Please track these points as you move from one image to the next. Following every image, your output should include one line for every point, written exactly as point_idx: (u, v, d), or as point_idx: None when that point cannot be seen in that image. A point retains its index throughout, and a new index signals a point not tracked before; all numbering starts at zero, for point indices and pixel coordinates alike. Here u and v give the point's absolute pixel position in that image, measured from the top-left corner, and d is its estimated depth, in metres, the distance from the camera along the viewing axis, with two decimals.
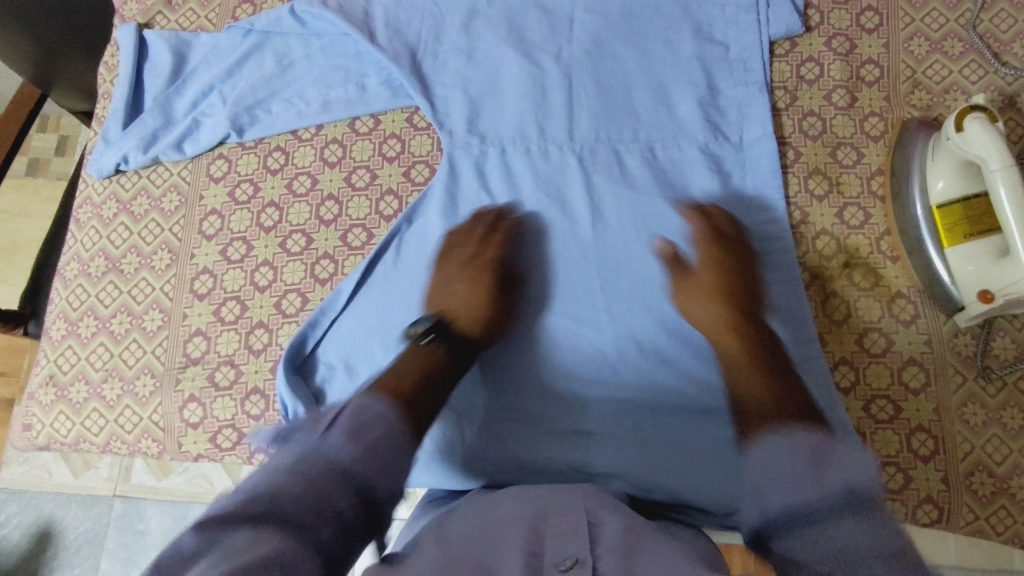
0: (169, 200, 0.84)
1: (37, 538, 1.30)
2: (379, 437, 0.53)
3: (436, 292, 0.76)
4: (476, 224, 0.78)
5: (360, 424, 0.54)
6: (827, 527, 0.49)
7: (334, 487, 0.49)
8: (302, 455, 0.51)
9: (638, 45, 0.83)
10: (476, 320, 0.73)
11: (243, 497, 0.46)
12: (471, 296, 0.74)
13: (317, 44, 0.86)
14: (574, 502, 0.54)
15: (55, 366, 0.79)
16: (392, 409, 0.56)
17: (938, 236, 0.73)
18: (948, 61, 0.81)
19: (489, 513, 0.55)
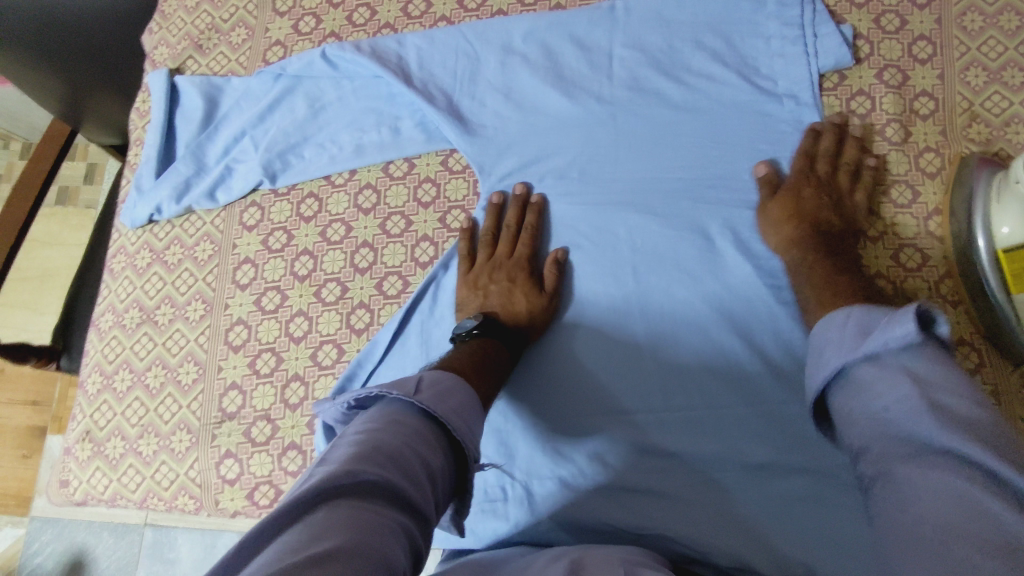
0: (203, 249, 0.82)
1: (69, 567, 1.31)
2: (461, 401, 0.52)
3: (469, 289, 0.76)
4: (494, 216, 0.78)
5: (442, 390, 0.52)
6: (867, 382, 0.54)
7: (423, 446, 0.47)
8: (389, 414, 0.48)
9: (679, 81, 0.80)
10: (514, 311, 0.74)
11: (331, 468, 0.42)
12: (503, 290, 0.74)
13: (349, 86, 0.85)
14: (609, 563, 0.54)
15: (91, 421, 0.79)
16: (455, 381, 0.54)
17: (1005, 282, 0.69)
18: (1008, 92, 0.77)
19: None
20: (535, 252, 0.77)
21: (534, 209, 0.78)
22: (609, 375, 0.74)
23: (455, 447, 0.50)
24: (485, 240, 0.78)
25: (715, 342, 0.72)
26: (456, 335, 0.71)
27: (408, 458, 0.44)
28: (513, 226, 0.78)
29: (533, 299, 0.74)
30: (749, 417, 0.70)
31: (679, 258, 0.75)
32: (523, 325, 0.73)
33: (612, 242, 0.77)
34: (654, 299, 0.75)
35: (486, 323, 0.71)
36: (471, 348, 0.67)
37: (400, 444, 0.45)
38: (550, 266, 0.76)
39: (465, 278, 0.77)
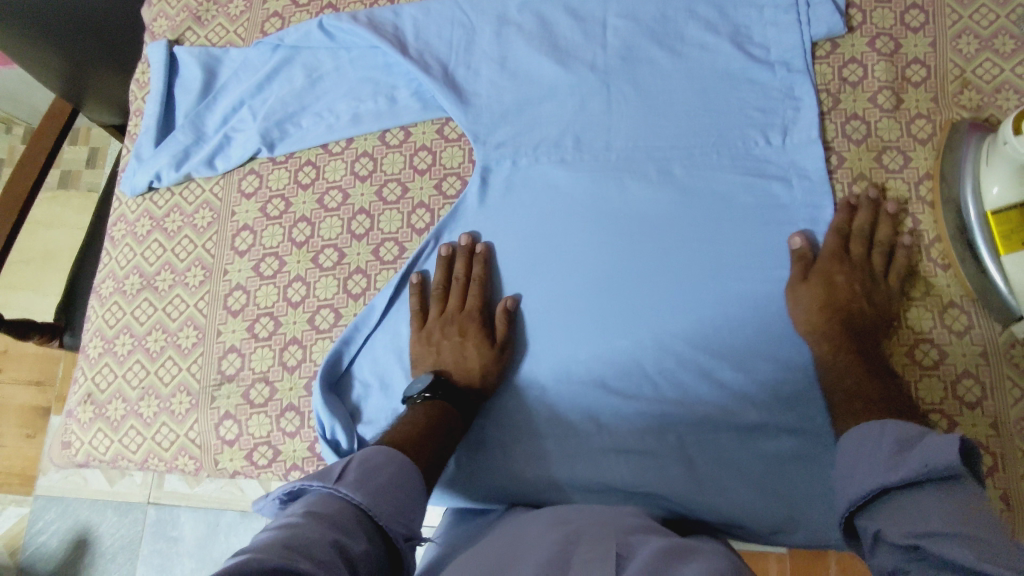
0: (202, 216, 0.84)
1: (74, 545, 1.33)
2: (387, 480, 0.56)
3: (422, 348, 0.75)
4: (445, 271, 0.77)
5: (369, 469, 0.56)
6: (913, 505, 0.51)
7: (348, 530, 0.50)
8: (317, 499, 0.52)
9: (673, 50, 0.81)
10: (468, 369, 0.73)
11: (261, 543, 0.45)
12: (456, 349, 0.74)
13: (346, 57, 0.85)
14: (605, 537, 0.54)
15: (93, 384, 0.80)
16: (387, 458, 0.58)
17: (994, 243, 0.70)
18: (999, 59, 0.78)
19: (515, 553, 0.55)
20: (487, 301, 0.77)
21: (480, 259, 0.77)
22: (602, 340, 0.74)
23: (380, 530, 0.53)
24: (437, 293, 0.77)
25: (708, 305, 0.73)
26: (410, 396, 0.71)
27: (319, 542, 0.46)
28: (462, 278, 0.77)
29: (485, 351, 0.73)
30: (739, 378, 0.71)
31: (673, 226, 0.76)
32: (481, 379, 0.73)
33: (606, 209, 0.78)
34: (647, 263, 0.75)
35: (437, 384, 0.71)
36: (418, 416, 0.68)
37: (314, 531, 0.47)
38: (501, 316, 0.75)
39: (417, 334, 0.76)
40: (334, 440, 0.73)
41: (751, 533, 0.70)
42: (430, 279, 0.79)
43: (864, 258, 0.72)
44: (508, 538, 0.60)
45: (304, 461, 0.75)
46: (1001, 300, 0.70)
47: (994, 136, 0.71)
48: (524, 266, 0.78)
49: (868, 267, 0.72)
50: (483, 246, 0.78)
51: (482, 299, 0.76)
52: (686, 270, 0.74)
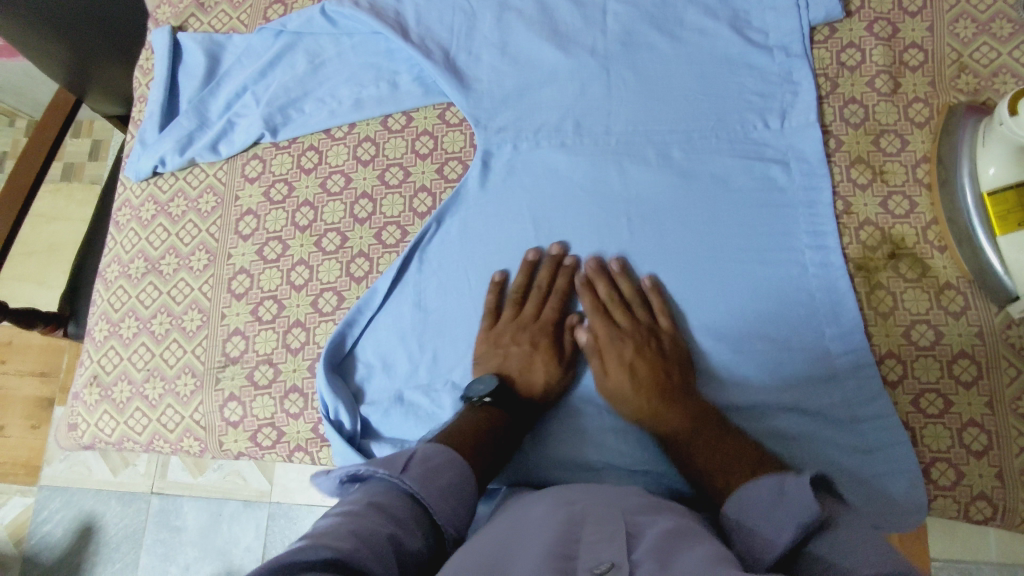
0: (206, 201, 0.84)
1: (78, 534, 1.34)
2: (449, 482, 0.55)
3: (489, 347, 0.74)
4: (526, 279, 0.76)
5: (433, 467, 0.55)
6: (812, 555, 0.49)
7: (406, 529, 0.49)
8: (379, 491, 0.51)
9: (672, 35, 0.82)
10: (529, 380, 0.71)
11: (323, 532, 0.45)
12: (525, 356, 0.72)
13: (348, 43, 0.86)
14: (612, 515, 0.54)
15: (99, 366, 0.81)
16: (454, 459, 0.57)
17: (990, 225, 0.70)
18: (996, 44, 0.78)
19: (517, 527, 0.55)
20: (562, 315, 0.76)
21: (567, 273, 0.76)
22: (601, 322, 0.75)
23: (434, 528, 0.52)
24: (513, 297, 0.76)
25: (706, 287, 0.74)
26: (470, 396, 0.69)
27: (376, 536, 0.46)
28: (546, 288, 0.76)
29: (553, 369, 0.72)
30: (737, 359, 0.72)
31: (671, 209, 0.77)
32: (539, 394, 0.72)
33: (606, 192, 0.78)
34: (646, 246, 0.76)
35: (498, 390, 0.69)
36: (478, 419, 0.65)
37: (375, 524, 0.47)
38: (570, 334, 0.75)
39: (486, 334, 0.75)
40: (338, 421, 0.74)
41: None
42: (510, 281, 0.78)
43: (633, 323, 0.73)
44: (510, 516, 0.59)
45: (308, 442, 0.76)
46: (996, 281, 0.71)
47: (990, 117, 0.72)
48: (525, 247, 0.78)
49: (642, 328, 0.73)
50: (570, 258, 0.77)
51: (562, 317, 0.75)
52: (686, 253, 0.75)
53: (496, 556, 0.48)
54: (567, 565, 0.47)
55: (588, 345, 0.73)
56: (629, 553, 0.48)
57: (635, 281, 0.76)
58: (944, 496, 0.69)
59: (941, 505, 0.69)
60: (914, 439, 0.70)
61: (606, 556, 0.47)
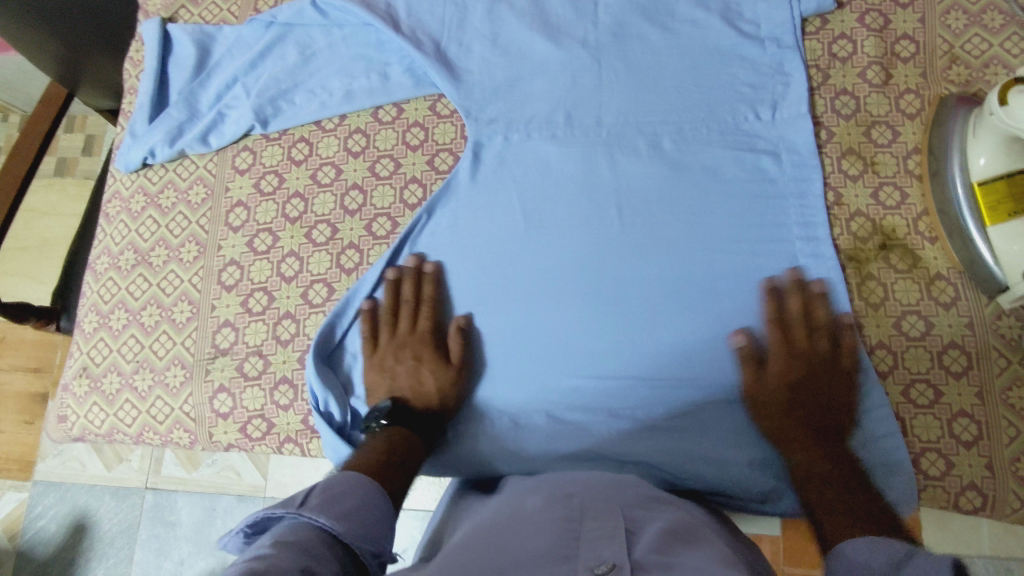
0: (196, 192, 0.84)
1: (72, 530, 1.34)
2: (353, 504, 0.54)
3: (380, 373, 0.74)
4: (397, 295, 0.76)
5: (333, 496, 0.54)
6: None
7: (320, 556, 0.48)
8: (284, 529, 0.50)
9: (664, 26, 0.81)
10: (427, 394, 0.72)
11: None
12: (414, 372, 0.73)
13: (339, 34, 0.86)
14: (610, 509, 0.54)
15: (88, 358, 0.81)
16: (354, 481, 0.57)
17: (979, 214, 0.70)
18: (987, 35, 0.78)
19: (515, 523, 0.54)
20: (437, 322, 0.76)
21: (429, 280, 0.76)
22: (590, 314, 0.74)
23: (349, 553, 0.51)
24: (386, 319, 0.76)
25: (697, 277, 0.74)
26: (367, 423, 0.69)
27: (289, 571, 0.44)
28: (413, 301, 0.76)
29: (442, 375, 0.73)
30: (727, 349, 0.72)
31: (661, 200, 0.77)
32: (440, 403, 0.72)
33: (597, 184, 0.78)
34: (637, 237, 0.76)
35: (394, 410, 0.70)
36: (377, 443, 0.66)
37: (287, 560, 0.45)
38: (455, 335, 0.74)
39: (370, 359, 0.75)
40: (328, 412, 0.74)
41: (736, 500, 0.71)
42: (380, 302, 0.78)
43: (809, 347, 0.69)
44: (507, 510, 0.58)
45: (298, 433, 0.75)
46: (986, 270, 0.70)
47: (980, 108, 0.72)
48: (516, 238, 0.78)
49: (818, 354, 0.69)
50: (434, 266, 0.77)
51: (437, 323, 0.76)
52: (677, 245, 0.75)
53: (496, 559, 0.47)
54: (567, 567, 0.46)
55: (576, 341, 0.74)
56: (630, 551, 0.47)
57: (646, 289, 0.74)
58: (934, 486, 0.69)
59: (931, 495, 0.69)
60: (904, 429, 0.70)
61: (607, 555, 0.46)
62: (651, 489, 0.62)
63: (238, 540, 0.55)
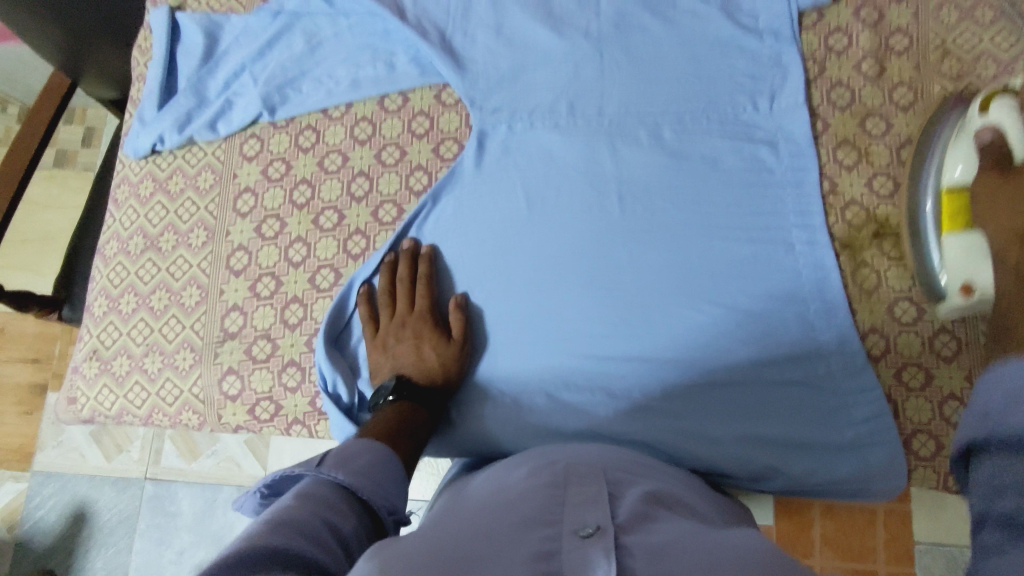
0: (204, 179, 0.85)
1: (73, 519, 1.35)
2: (368, 462, 0.56)
3: (383, 356, 0.75)
4: (393, 279, 0.78)
5: (348, 455, 0.56)
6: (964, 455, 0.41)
7: (336, 508, 0.50)
8: (302, 484, 0.52)
9: (664, 18, 0.83)
10: (431, 371, 0.73)
11: (253, 524, 0.45)
12: (416, 351, 0.74)
13: (345, 24, 0.87)
14: (592, 475, 0.56)
15: (98, 341, 0.82)
16: (367, 444, 0.59)
17: (940, 224, 0.70)
18: (979, 29, 0.80)
19: (501, 494, 0.54)
20: (435, 301, 0.77)
21: (425, 259, 0.78)
22: (590, 300, 0.76)
23: (366, 508, 0.53)
24: (385, 300, 0.77)
25: (696, 263, 0.76)
26: (375, 400, 0.70)
27: (310, 521, 0.46)
28: (409, 281, 0.77)
29: (443, 350, 0.74)
30: (727, 331, 0.73)
31: (661, 188, 0.79)
32: (443, 377, 0.73)
33: (599, 173, 0.80)
34: (639, 224, 0.78)
35: (401, 386, 0.71)
36: (388, 415, 0.67)
37: (308, 513, 0.47)
38: (454, 312, 0.76)
39: (372, 342, 0.76)
40: (335, 393, 0.75)
41: (732, 480, 0.74)
42: (377, 288, 0.79)
43: None
44: (493, 483, 0.59)
45: (305, 415, 0.77)
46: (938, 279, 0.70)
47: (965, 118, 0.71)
48: (521, 224, 0.79)
49: None
50: (428, 248, 0.79)
51: (434, 301, 0.77)
52: (678, 232, 0.77)
53: (483, 524, 0.48)
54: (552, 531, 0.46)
55: (578, 325, 0.76)
56: (613, 516, 0.48)
57: (646, 274, 0.76)
58: (923, 466, 0.72)
59: (921, 474, 0.71)
60: (899, 412, 0.72)
61: (591, 518, 0.47)
62: (640, 456, 0.65)
63: (253, 500, 0.57)
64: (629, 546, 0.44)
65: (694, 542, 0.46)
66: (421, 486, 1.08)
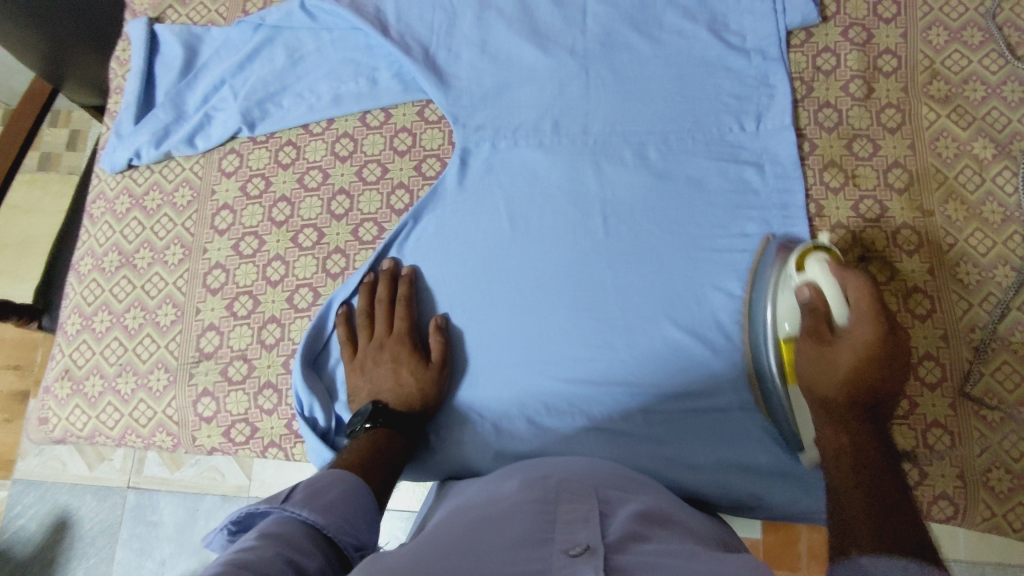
0: (182, 195, 0.84)
1: (51, 529, 1.33)
2: (338, 495, 0.55)
3: (361, 380, 0.73)
4: (372, 301, 0.76)
5: (317, 490, 0.55)
6: None
7: (301, 546, 0.48)
8: (266, 523, 0.51)
9: (651, 36, 0.82)
10: (410, 397, 0.72)
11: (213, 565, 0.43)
12: (394, 377, 0.72)
13: (327, 38, 0.86)
14: (584, 491, 0.55)
15: (71, 361, 0.80)
16: (337, 476, 0.58)
17: (785, 371, 0.68)
18: (967, 51, 0.80)
19: (492, 507, 0.53)
20: (415, 323, 0.76)
21: (405, 281, 0.77)
22: (572, 323, 0.75)
23: (333, 545, 0.52)
24: (363, 322, 0.76)
25: (678, 287, 0.75)
26: (352, 428, 0.69)
27: (272, 561, 0.45)
28: (388, 303, 0.76)
29: (421, 375, 0.72)
30: (709, 357, 0.72)
31: (645, 209, 0.78)
32: (421, 402, 0.72)
33: (583, 194, 0.79)
34: (622, 247, 0.77)
35: (377, 413, 0.70)
36: (362, 444, 0.66)
37: (271, 553, 0.46)
38: (435, 335, 0.75)
39: (350, 365, 0.75)
40: (312, 418, 0.74)
41: (714, 507, 0.72)
42: (356, 310, 0.77)
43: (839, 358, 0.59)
44: (482, 498, 0.58)
45: (281, 438, 0.75)
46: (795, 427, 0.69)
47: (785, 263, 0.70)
48: (503, 244, 0.78)
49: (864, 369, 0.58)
50: (408, 269, 0.78)
51: (414, 325, 0.76)
52: (661, 254, 0.76)
53: (473, 543, 0.47)
54: (541, 551, 0.45)
55: (559, 349, 0.75)
56: (603, 535, 0.48)
57: (628, 297, 0.75)
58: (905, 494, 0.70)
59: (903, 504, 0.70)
60: None
61: (582, 538, 0.47)
62: (627, 470, 0.64)
63: (220, 536, 0.56)
64: (620, 566, 0.44)
65: (688, 565, 0.45)
66: (408, 496, 1.07)
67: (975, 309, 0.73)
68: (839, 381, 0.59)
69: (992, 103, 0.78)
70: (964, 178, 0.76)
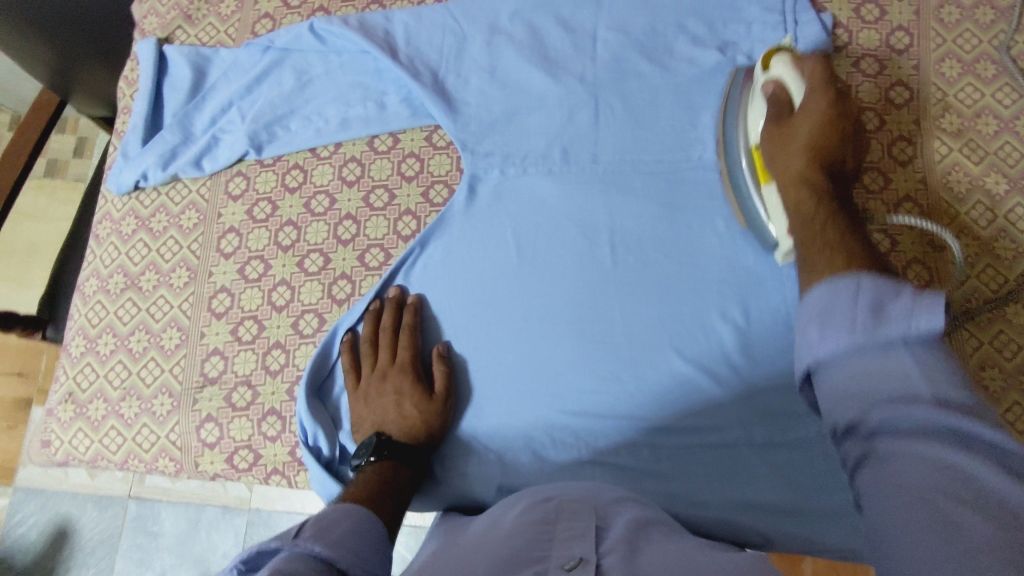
0: (188, 218, 0.84)
1: (51, 537, 1.33)
2: (346, 529, 0.54)
3: (365, 408, 0.73)
4: (377, 330, 0.76)
5: (325, 525, 0.54)
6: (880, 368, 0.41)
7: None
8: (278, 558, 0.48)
9: (662, 64, 0.82)
10: (413, 429, 0.71)
11: None
12: (398, 409, 0.72)
13: (336, 61, 0.85)
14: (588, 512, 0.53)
15: (74, 383, 0.80)
16: (345, 511, 0.57)
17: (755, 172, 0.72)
18: (980, 84, 0.79)
19: (491, 532, 0.52)
20: (418, 351, 0.75)
21: (410, 309, 0.76)
22: (578, 353, 0.75)
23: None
24: (367, 350, 0.75)
25: (686, 317, 0.74)
26: (356, 460, 0.69)
27: None
28: (392, 331, 0.75)
29: (424, 406, 0.72)
30: (716, 391, 0.72)
31: (653, 239, 0.77)
32: (424, 432, 0.71)
33: (590, 221, 0.78)
34: (628, 276, 0.76)
35: (382, 444, 0.69)
36: (369, 474, 0.66)
37: None
38: (437, 363, 0.74)
39: (353, 394, 0.74)
40: (316, 446, 0.74)
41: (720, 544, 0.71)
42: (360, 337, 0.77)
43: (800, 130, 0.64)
44: (484, 524, 0.56)
45: (284, 466, 0.75)
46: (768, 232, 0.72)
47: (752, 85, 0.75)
48: (509, 270, 0.78)
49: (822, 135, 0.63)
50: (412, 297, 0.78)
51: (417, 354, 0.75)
52: (669, 284, 0.75)
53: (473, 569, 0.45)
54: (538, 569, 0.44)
55: (565, 381, 0.74)
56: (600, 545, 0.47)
57: (634, 328, 0.74)
58: None
59: None
60: None
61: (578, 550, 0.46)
62: None
63: None
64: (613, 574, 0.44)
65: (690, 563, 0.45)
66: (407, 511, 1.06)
67: (985, 347, 0.72)
68: (799, 151, 0.63)
69: (1004, 138, 0.77)
70: (976, 214, 0.75)
